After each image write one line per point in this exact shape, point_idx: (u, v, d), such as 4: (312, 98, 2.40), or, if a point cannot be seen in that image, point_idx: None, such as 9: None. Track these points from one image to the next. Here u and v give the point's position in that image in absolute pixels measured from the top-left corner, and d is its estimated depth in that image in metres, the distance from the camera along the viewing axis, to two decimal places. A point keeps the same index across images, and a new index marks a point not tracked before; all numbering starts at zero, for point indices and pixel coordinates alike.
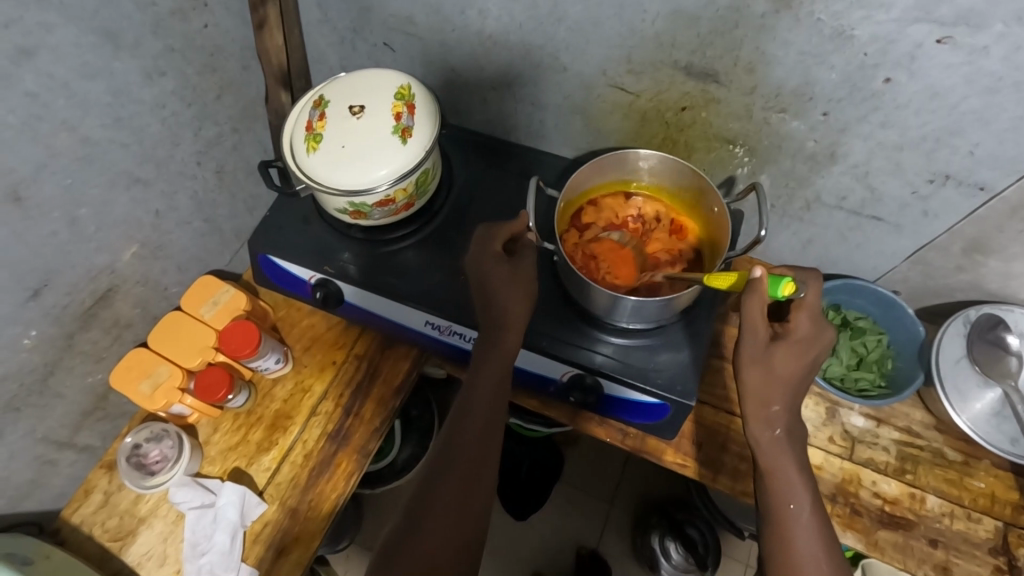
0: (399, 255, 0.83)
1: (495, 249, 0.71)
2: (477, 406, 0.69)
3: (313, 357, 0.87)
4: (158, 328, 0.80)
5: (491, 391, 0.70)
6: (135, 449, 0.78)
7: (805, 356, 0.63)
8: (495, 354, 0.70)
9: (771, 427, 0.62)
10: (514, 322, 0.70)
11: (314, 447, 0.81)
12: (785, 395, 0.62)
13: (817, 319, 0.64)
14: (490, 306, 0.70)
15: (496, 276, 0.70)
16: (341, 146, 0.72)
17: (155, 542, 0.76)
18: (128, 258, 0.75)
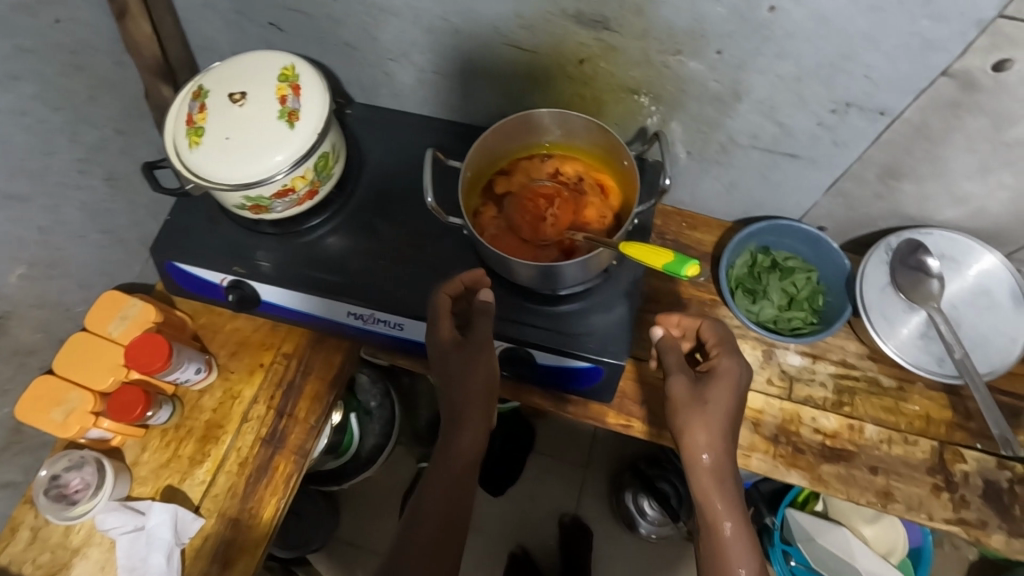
0: (315, 246, 0.80)
1: (447, 335, 0.69)
2: (433, 479, 0.70)
3: (240, 361, 0.83)
4: (64, 351, 0.76)
5: (459, 465, 0.70)
6: (52, 480, 0.74)
7: (730, 394, 0.65)
8: (462, 435, 0.71)
9: (713, 473, 0.64)
10: (477, 404, 0.71)
11: (249, 454, 0.78)
12: (722, 438, 0.64)
13: (731, 355, 0.68)
14: (450, 390, 0.71)
15: (450, 362, 0.70)
16: (226, 137, 0.68)
17: (90, 573, 0.73)
18: (16, 282, 0.70)
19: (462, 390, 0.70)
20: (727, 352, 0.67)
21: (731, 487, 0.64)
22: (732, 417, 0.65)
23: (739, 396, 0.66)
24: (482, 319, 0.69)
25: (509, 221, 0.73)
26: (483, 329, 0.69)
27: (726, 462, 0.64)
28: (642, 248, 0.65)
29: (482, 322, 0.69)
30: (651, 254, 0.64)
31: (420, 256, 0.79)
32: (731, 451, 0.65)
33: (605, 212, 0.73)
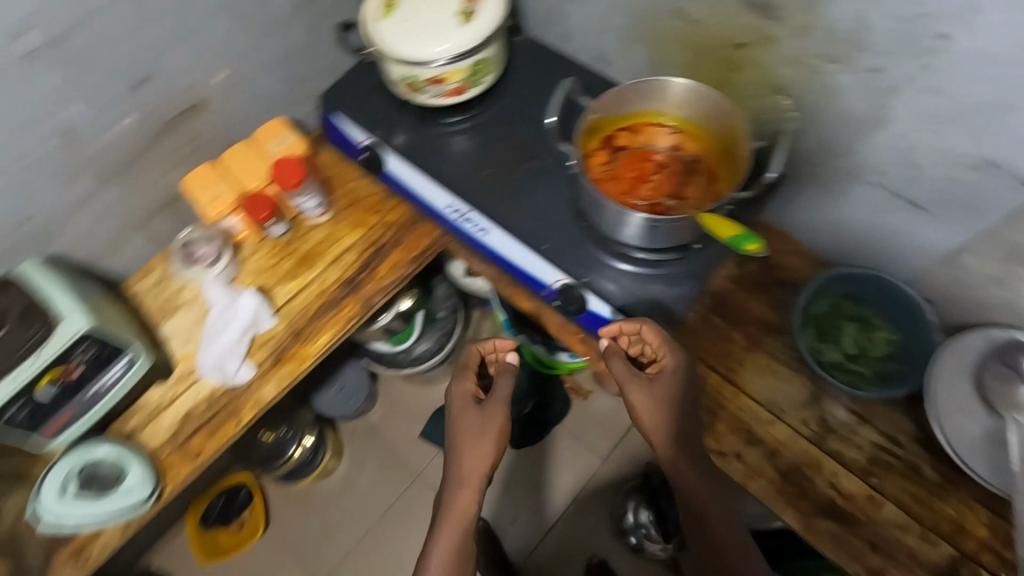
0: (446, 139, 0.91)
1: (472, 392, 0.80)
2: (446, 520, 0.73)
3: (348, 215, 0.96)
4: (229, 151, 0.92)
5: (462, 515, 0.73)
6: (185, 243, 0.91)
7: (678, 382, 0.71)
8: (462, 493, 0.74)
9: (697, 477, 0.69)
10: (477, 472, 0.75)
11: (329, 288, 0.91)
12: (684, 436, 0.69)
13: (669, 346, 0.72)
14: (466, 451, 0.76)
15: (470, 419, 0.78)
16: (408, 17, 0.78)
17: (184, 325, 0.90)
18: (218, 81, 0.86)
19: (473, 448, 0.76)
20: (664, 342, 0.72)
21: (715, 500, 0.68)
22: (686, 408, 0.71)
23: (683, 386, 0.71)
24: (503, 377, 0.82)
25: (614, 173, 0.78)
26: (503, 388, 0.80)
27: (694, 452, 0.70)
28: (715, 218, 0.71)
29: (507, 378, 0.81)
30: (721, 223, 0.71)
31: (527, 180, 0.86)
32: (693, 439, 0.70)
33: (705, 191, 0.76)
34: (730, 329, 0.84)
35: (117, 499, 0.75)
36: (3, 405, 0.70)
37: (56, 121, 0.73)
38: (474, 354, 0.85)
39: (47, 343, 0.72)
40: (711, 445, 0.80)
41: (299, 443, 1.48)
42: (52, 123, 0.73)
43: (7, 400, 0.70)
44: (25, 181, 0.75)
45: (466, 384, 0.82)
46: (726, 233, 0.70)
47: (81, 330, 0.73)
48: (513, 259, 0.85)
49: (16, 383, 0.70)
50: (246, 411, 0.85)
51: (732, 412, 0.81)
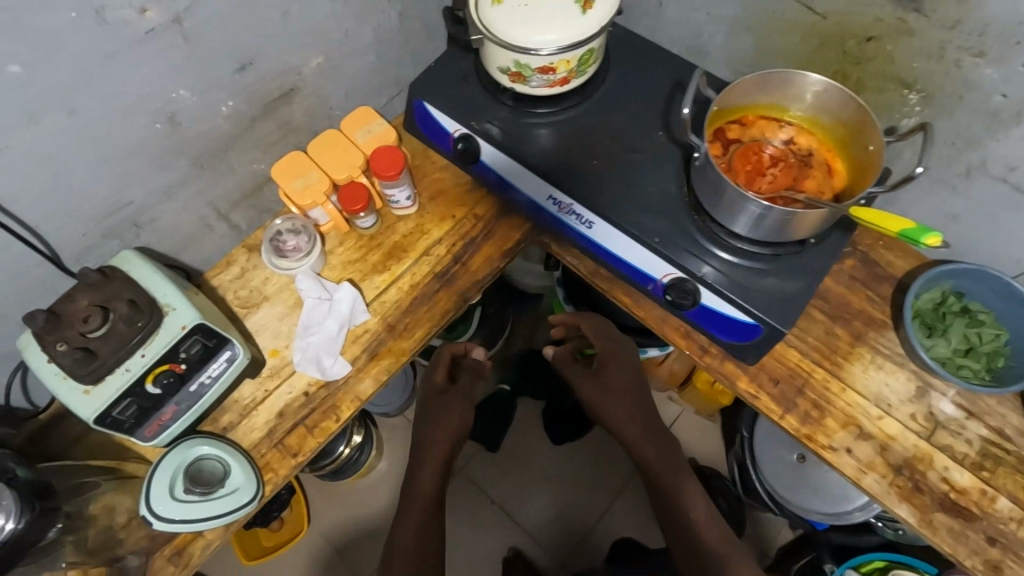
0: (532, 131, 0.88)
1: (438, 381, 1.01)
2: (416, 491, 0.95)
3: (436, 207, 0.94)
4: (318, 139, 0.89)
5: (428, 489, 0.95)
6: (277, 234, 0.88)
7: (625, 366, 0.97)
8: (422, 472, 0.95)
9: (646, 442, 0.95)
10: (438, 450, 0.96)
11: (421, 281, 0.89)
12: (635, 410, 0.96)
13: (608, 334, 0.99)
14: (429, 446, 0.97)
15: (433, 426, 0.97)
16: (524, 4, 0.76)
17: (272, 318, 0.87)
18: (313, 67, 0.83)
19: (434, 443, 0.97)
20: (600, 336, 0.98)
21: (658, 460, 0.94)
22: (634, 386, 0.97)
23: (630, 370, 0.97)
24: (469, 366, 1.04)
25: (731, 165, 0.77)
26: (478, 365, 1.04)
27: (645, 426, 0.95)
28: (878, 215, 0.69)
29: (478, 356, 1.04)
30: (888, 219, 0.69)
31: (630, 173, 0.84)
32: (645, 412, 0.96)
33: (825, 187, 0.75)
34: (833, 324, 0.84)
35: (224, 498, 0.72)
36: (114, 401, 0.68)
37: (164, 106, 0.70)
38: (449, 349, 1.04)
39: (154, 336, 0.70)
40: (823, 440, 0.79)
41: (349, 443, 1.38)
42: (161, 108, 0.70)
43: (118, 395, 0.68)
44: (127, 168, 0.72)
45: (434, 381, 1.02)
46: (898, 229, 0.68)
47: (189, 323, 0.71)
48: (618, 252, 0.84)
49: (127, 377, 0.68)
50: (349, 404, 0.82)
51: (840, 408, 0.81)
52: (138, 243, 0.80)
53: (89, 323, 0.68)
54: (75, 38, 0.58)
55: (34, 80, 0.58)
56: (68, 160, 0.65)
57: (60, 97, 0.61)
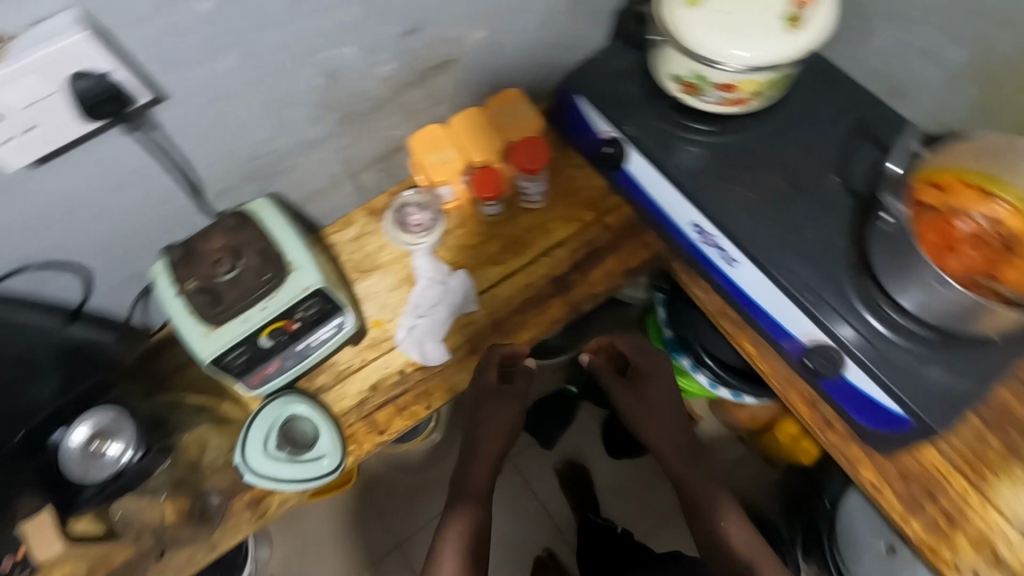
0: (682, 146, 0.79)
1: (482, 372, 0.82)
2: (469, 480, 0.88)
3: (565, 206, 0.89)
4: (460, 115, 0.85)
5: (483, 479, 0.88)
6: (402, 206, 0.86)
7: (662, 382, 0.93)
8: (476, 461, 0.89)
9: (683, 462, 0.91)
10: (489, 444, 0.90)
11: (535, 283, 0.85)
12: (670, 427, 0.92)
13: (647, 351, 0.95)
14: (482, 439, 0.89)
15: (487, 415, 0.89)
16: (723, 11, 0.68)
17: (382, 289, 0.86)
18: (475, 40, 0.79)
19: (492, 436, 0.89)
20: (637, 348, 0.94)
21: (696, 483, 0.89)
22: (670, 401, 0.93)
23: (667, 388, 0.93)
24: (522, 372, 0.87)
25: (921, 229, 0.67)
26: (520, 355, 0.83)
27: (678, 442, 0.92)
28: None
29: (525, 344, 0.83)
30: None
31: (791, 215, 0.75)
32: (680, 430, 0.93)
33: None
34: (987, 429, 0.74)
35: (311, 464, 0.73)
36: (228, 348, 0.68)
37: (328, 59, 0.67)
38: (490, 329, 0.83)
39: (278, 291, 0.69)
40: (949, 557, 0.71)
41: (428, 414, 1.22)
42: (325, 61, 0.68)
43: (236, 342, 0.68)
44: (280, 116, 0.70)
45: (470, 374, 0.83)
46: None
47: (312, 285, 0.70)
48: (759, 299, 0.77)
49: (245, 327, 0.68)
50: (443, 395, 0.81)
51: (978, 527, 0.71)
52: (271, 190, 0.80)
53: (220, 266, 0.68)
54: None
55: (221, 18, 0.56)
56: (230, 101, 0.64)
57: (239, 36, 0.59)
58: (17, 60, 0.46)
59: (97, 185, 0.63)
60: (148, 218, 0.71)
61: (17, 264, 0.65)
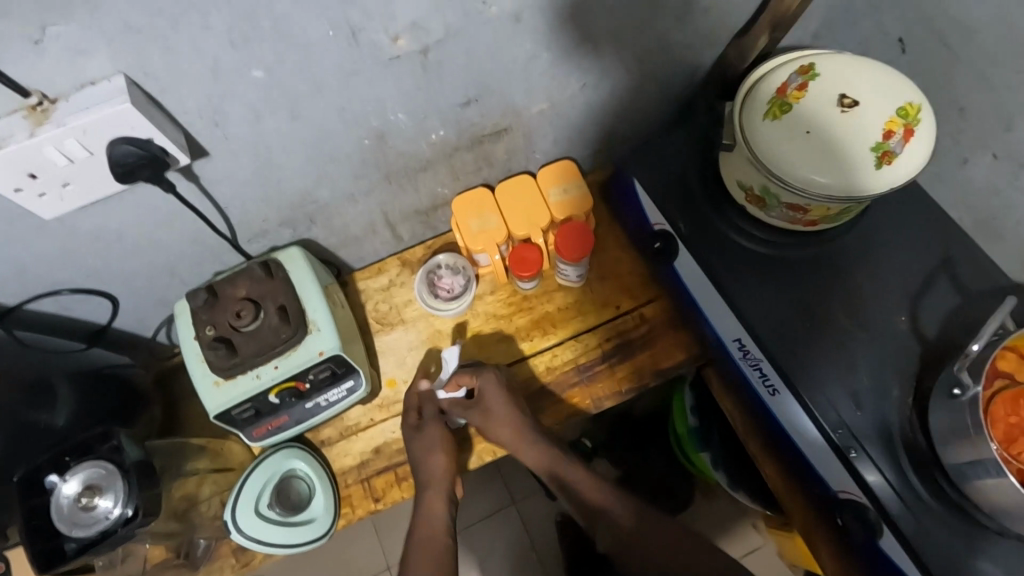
0: (735, 253, 0.74)
1: (412, 422, 0.77)
2: (419, 528, 0.73)
3: (603, 289, 0.85)
4: (509, 184, 0.83)
5: (433, 528, 0.73)
6: (435, 267, 0.85)
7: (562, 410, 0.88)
8: (433, 492, 0.74)
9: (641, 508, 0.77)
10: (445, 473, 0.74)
11: (558, 367, 0.82)
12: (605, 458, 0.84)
13: None
14: (432, 492, 0.74)
15: (438, 462, 0.74)
16: (805, 130, 0.62)
17: (401, 346, 0.84)
18: (533, 111, 0.75)
19: (434, 487, 0.74)
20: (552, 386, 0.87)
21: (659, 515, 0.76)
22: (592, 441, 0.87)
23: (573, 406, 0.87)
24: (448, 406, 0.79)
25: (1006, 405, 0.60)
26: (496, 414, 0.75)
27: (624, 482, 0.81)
28: None
29: (508, 407, 0.76)
30: None
31: (848, 353, 0.69)
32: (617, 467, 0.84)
33: None
34: None
35: (300, 527, 0.72)
36: (236, 402, 0.67)
37: (379, 125, 0.65)
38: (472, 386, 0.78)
39: (293, 351, 0.68)
40: None
41: None
42: (374, 126, 0.65)
43: (244, 397, 0.67)
44: (323, 173, 0.69)
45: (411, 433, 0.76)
46: None
47: (328, 351, 0.68)
48: (796, 441, 0.69)
49: (256, 383, 0.67)
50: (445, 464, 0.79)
51: None
52: (306, 234, 0.78)
53: (241, 318, 0.67)
54: (324, 53, 0.53)
55: (273, 86, 0.54)
56: (274, 158, 0.63)
57: (290, 103, 0.57)
58: (60, 124, 0.46)
59: (133, 226, 0.63)
60: (180, 253, 0.70)
61: (48, 289, 0.66)
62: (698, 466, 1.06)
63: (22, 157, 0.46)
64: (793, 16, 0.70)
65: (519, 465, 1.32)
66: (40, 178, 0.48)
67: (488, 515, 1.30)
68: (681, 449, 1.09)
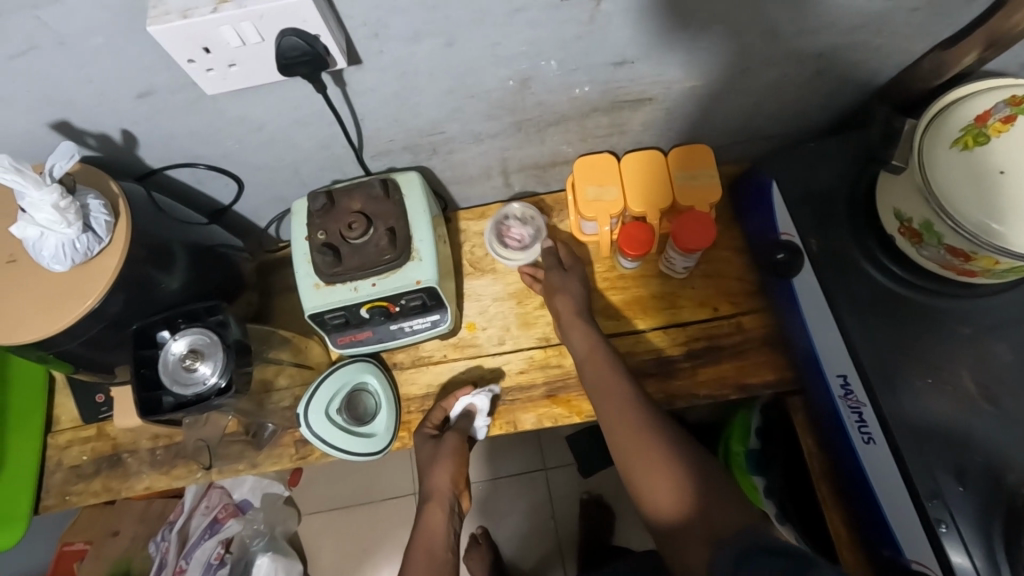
0: (865, 285, 0.68)
1: (426, 430, 0.76)
2: (416, 543, 0.69)
3: (704, 288, 0.81)
4: (636, 156, 0.79)
5: (430, 540, 0.69)
6: (504, 218, 0.85)
7: (574, 293, 0.77)
8: (432, 507, 0.72)
9: (613, 398, 0.68)
10: (446, 485, 0.73)
11: (638, 354, 0.79)
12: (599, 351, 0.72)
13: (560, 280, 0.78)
14: (433, 505, 0.72)
15: (443, 473, 0.73)
16: (998, 169, 0.54)
17: (487, 293, 0.84)
18: (684, 86, 0.70)
19: (438, 500, 0.72)
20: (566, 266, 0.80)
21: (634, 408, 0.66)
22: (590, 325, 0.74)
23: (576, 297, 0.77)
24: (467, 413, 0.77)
25: None
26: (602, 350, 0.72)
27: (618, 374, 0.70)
28: None
29: (569, 297, 0.77)
30: None
31: (965, 423, 0.62)
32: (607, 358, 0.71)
33: None
34: None
35: (361, 439, 0.75)
36: (329, 308, 0.69)
37: (526, 69, 0.63)
38: (552, 254, 0.82)
39: (392, 274, 0.69)
40: None
41: None
42: (522, 68, 0.63)
43: (336, 305, 0.69)
44: (459, 106, 0.68)
45: (425, 444, 0.75)
46: None
47: (425, 281, 0.69)
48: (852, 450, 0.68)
49: (353, 296, 0.69)
50: (505, 425, 0.78)
51: None
52: (424, 164, 0.79)
53: (351, 230, 0.69)
54: None
55: (438, 7, 0.53)
56: (417, 81, 0.62)
57: (450, 28, 0.55)
58: (241, 5, 0.46)
59: (274, 119, 0.65)
60: (307, 156, 0.73)
61: (188, 161, 0.70)
62: None
63: (201, 29, 0.47)
64: (1016, 38, 0.61)
65: (559, 435, 1.33)
66: (212, 53, 0.50)
67: (516, 474, 1.32)
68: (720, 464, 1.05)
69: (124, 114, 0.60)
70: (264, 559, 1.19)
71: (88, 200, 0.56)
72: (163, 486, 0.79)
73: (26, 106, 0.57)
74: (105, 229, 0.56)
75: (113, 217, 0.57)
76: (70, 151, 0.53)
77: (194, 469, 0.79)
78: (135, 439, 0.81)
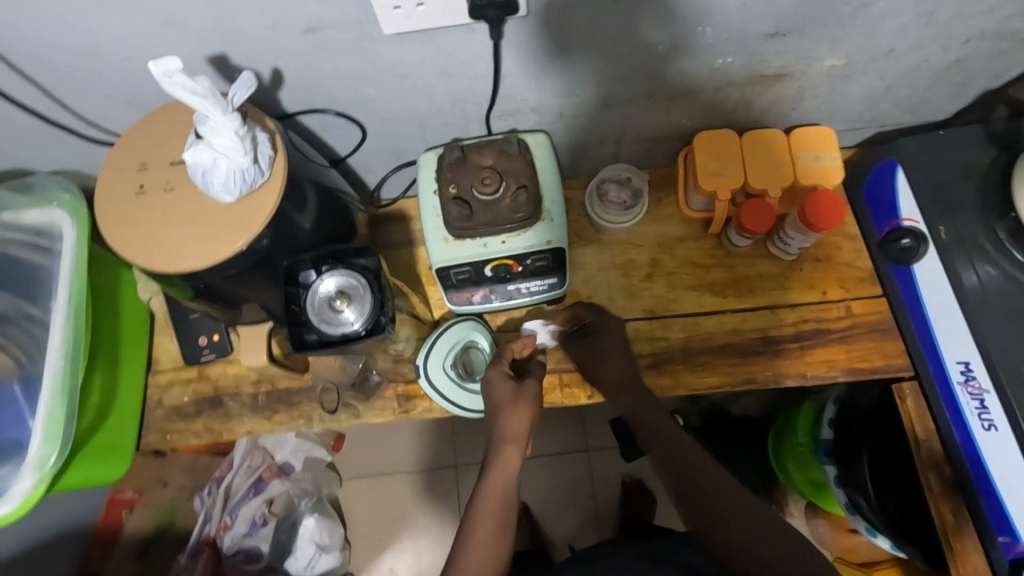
0: (995, 273, 0.70)
1: (504, 369, 0.70)
2: (484, 491, 0.59)
3: (814, 272, 0.80)
4: (757, 134, 0.78)
5: (500, 493, 0.59)
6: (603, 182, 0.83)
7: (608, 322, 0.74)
8: (506, 451, 0.62)
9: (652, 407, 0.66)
10: (522, 427, 0.64)
11: (745, 330, 0.79)
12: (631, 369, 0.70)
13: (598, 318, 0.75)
14: (507, 446, 0.62)
15: (519, 415, 0.64)
16: None
17: (591, 262, 0.84)
18: (823, 64, 0.70)
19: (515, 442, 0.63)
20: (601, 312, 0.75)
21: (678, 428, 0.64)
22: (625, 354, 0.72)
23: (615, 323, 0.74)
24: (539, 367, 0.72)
25: None
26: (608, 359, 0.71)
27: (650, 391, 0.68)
28: None
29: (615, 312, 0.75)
30: None
31: None
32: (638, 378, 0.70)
33: None
34: None
35: (467, 395, 0.75)
36: (459, 261, 0.70)
37: (680, 33, 0.63)
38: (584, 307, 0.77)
39: (524, 232, 0.69)
40: None
41: None
42: (677, 32, 0.63)
43: (466, 259, 0.70)
44: (601, 68, 0.67)
45: (503, 381, 0.68)
46: None
47: (555, 242, 0.69)
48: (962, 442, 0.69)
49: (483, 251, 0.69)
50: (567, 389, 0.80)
51: None
52: (545, 127, 0.78)
53: (485, 185, 0.69)
54: None
55: None
56: (573, 38, 0.62)
57: None
58: None
59: (422, 67, 0.64)
60: (438, 110, 0.72)
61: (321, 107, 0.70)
62: (794, 477, 1.03)
63: None
64: None
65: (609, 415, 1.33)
66: None
67: (559, 451, 1.32)
68: (777, 460, 1.06)
69: (282, 51, 0.60)
70: (311, 519, 1.19)
71: (257, 132, 0.57)
72: (263, 431, 0.80)
73: (194, 35, 0.57)
74: (267, 163, 0.57)
75: (274, 152, 0.58)
76: (248, 81, 0.54)
77: (295, 416, 0.80)
78: (237, 384, 0.81)
